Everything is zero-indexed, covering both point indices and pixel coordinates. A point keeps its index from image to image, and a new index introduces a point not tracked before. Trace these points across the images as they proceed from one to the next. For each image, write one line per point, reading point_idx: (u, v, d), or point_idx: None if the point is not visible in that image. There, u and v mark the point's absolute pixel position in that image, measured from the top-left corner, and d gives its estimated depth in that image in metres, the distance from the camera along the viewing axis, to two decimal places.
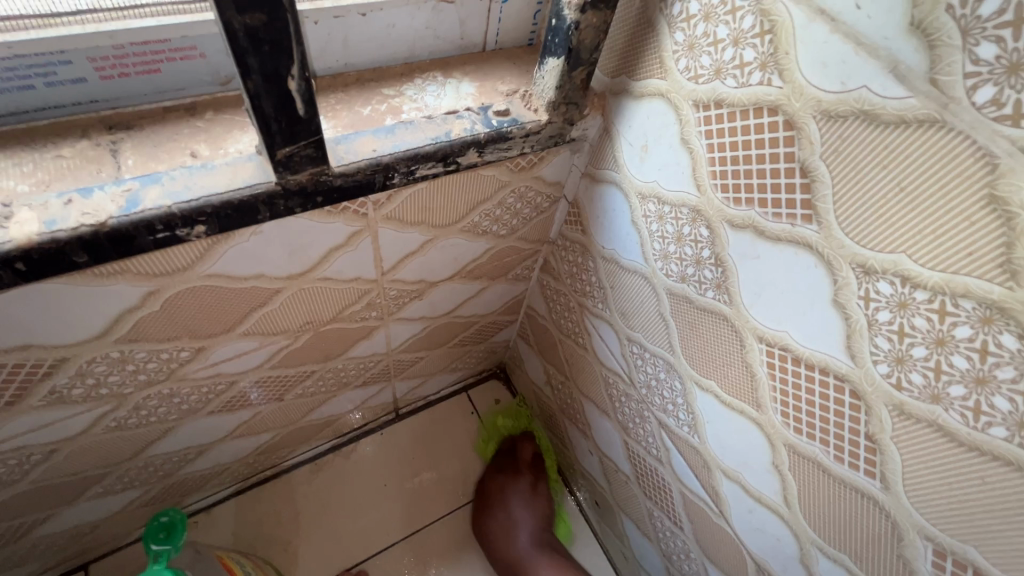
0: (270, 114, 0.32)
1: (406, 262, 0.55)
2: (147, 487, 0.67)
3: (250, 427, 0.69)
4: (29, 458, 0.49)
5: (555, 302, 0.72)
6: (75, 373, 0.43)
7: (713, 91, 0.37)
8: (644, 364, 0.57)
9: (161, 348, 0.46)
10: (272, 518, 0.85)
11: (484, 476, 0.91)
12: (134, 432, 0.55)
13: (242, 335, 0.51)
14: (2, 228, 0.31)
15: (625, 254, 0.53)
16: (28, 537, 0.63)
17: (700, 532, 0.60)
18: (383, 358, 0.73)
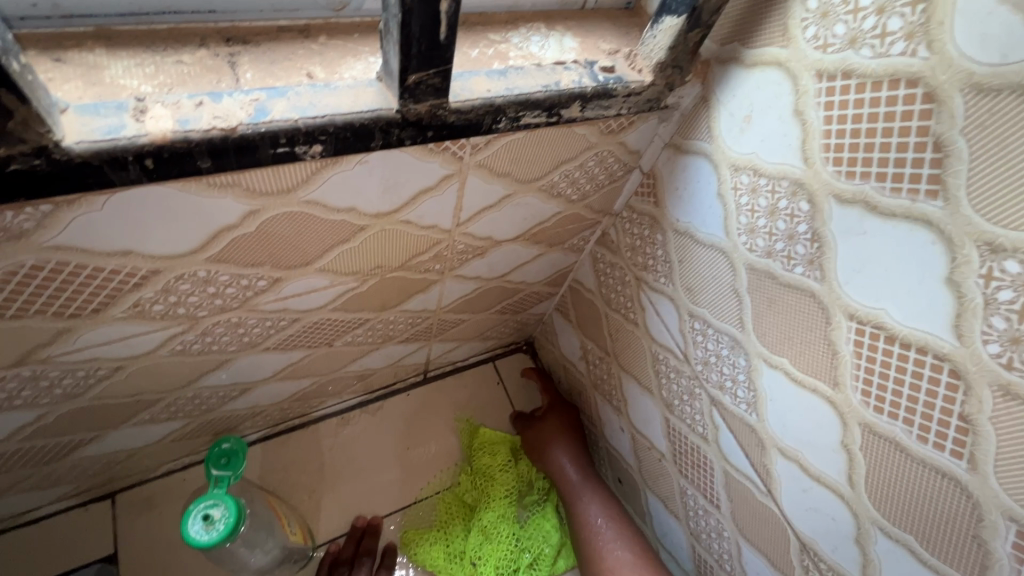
0: (415, 34, 0.31)
1: (481, 215, 0.55)
2: (188, 420, 0.67)
3: (295, 371, 0.69)
4: (96, 372, 0.49)
5: (607, 275, 0.72)
6: (162, 289, 0.43)
7: (843, 61, 0.36)
8: (705, 340, 0.57)
9: (243, 274, 0.46)
10: (298, 466, 0.86)
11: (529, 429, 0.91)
12: (194, 360, 0.55)
13: (317, 271, 0.50)
14: (136, 121, 0.31)
15: (703, 227, 0.53)
16: (70, 457, 0.63)
17: (738, 511, 0.61)
18: (431, 315, 0.73)
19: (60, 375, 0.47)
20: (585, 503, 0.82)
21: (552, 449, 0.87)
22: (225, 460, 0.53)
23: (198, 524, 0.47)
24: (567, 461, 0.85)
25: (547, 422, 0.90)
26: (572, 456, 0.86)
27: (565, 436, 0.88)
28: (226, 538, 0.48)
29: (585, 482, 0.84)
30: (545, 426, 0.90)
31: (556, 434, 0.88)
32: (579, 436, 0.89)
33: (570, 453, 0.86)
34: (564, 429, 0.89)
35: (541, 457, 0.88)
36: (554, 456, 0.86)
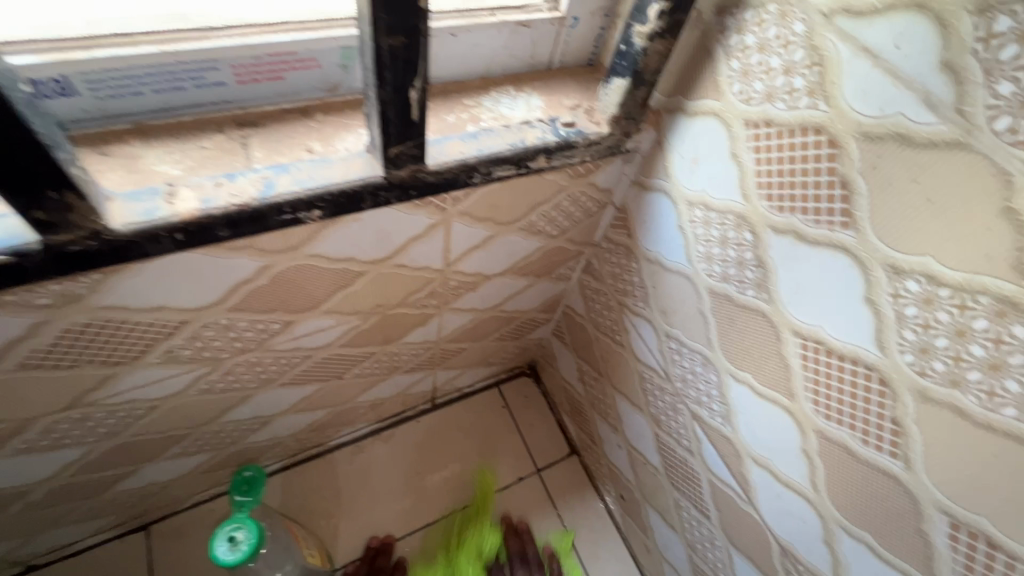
0: (392, 118, 0.38)
1: (469, 254, 0.61)
2: (214, 452, 0.73)
3: (309, 404, 0.75)
4: (134, 411, 0.55)
5: (594, 301, 0.77)
6: (190, 336, 0.49)
7: (764, 112, 0.42)
8: (681, 359, 0.62)
9: (259, 319, 0.52)
10: (316, 493, 0.91)
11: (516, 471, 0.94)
12: (220, 396, 0.61)
13: (324, 313, 0.57)
14: (168, 203, 0.38)
15: (670, 256, 0.58)
16: (110, 491, 0.69)
17: (726, 519, 0.64)
18: (433, 345, 0.78)
19: (104, 415, 0.54)
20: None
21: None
22: (245, 487, 0.60)
23: (224, 543, 0.53)
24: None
25: (517, 571, 0.85)
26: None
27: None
28: (248, 556, 0.53)
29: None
30: None
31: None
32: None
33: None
34: (530, 563, 0.86)
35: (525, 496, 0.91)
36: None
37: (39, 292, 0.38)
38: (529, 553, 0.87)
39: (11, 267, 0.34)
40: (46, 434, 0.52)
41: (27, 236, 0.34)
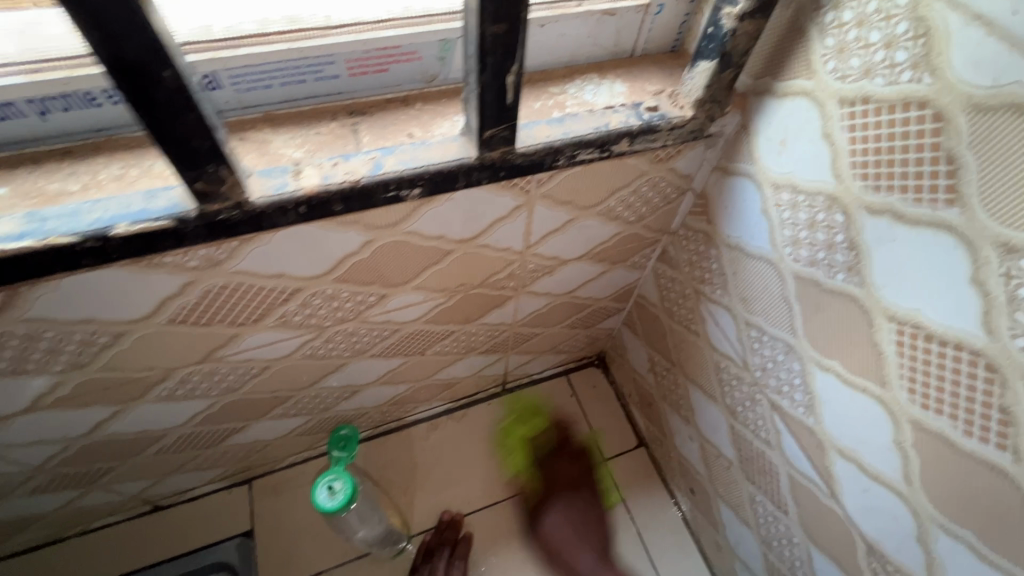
0: (489, 101, 0.41)
1: (549, 237, 0.64)
2: (310, 416, 0.81)
3: (394, 377, 0.81)
4: (251, 370, 0.63)
5: (669, 290, 0.77)
6: (301, 303, 0.55)
7: (860, 89, 0.41)
8: (761, 347, 0.61)
9: (359, 290, 0.57)
10: (394, 463, 0.97)
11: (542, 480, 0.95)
12: (320, 362, 0.68)
13: (414, 288, 0.61)
14: (295, 179, 0.43)
15: (752, 241, 0.58)
16: (224, 444, 0.78)
17: (805, 515, 0.62)
18: (508, 328, 0.81)
19: (227, 371, 0.61)
20: (579, 563, 0.88)
21: (546, 517, 0.92)
22: (342, 442, 0.66)
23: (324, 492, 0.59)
24: (552, 518, 0.92)
25: (558, 456, 0.99)
26: (557, 513, 0.92)
27: (575, 474, 0.96)
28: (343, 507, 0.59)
29: (580, 547, 0.90)
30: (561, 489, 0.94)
31: (556, 459, 0.98)
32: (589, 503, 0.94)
33: (557, 493, 0.94)
34: (569, 454, 0.99)
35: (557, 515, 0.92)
36: (543, 517, 0.92)
37: (190, 255, 0.44)
38: (572, 449, 1.00)
39: (173, 232, 0.41)
40: (181, 385, 0.60)
41: (186, 206, 0.40)
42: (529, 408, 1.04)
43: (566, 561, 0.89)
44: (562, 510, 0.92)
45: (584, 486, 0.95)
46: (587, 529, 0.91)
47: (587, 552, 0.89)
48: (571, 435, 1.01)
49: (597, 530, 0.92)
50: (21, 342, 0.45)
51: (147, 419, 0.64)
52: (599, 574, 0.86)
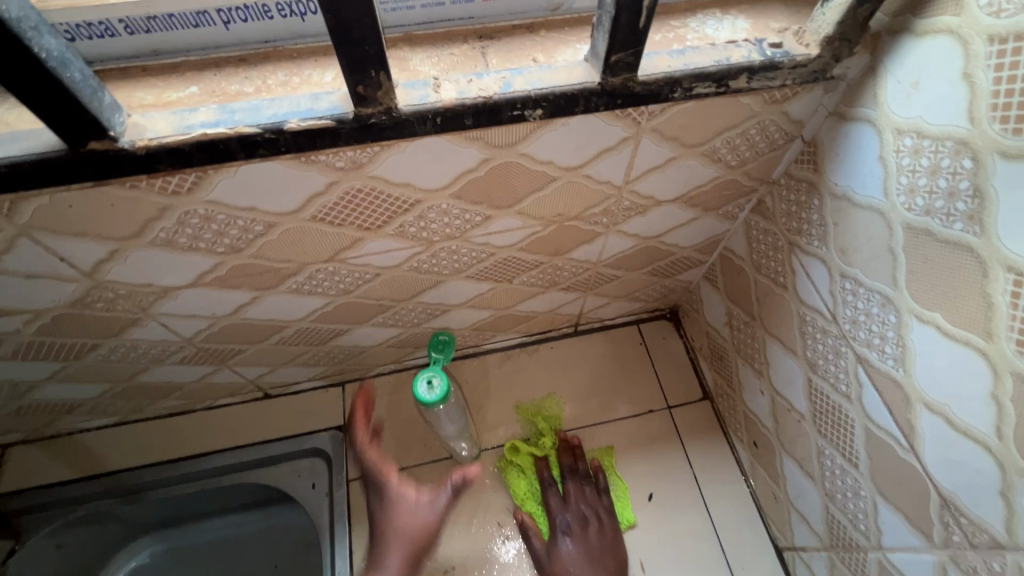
0: (622, 24, 0.43)
1: (649, 174, 0.65)
2: (403, 329, 0.89)
3: (480, 302, 0.87)
4: (365, 275, 0.71)
5: (759, 242, 0.77)
6: (419, 214, 0.61)
7: (1015, 24, 0.40)
8: (855, 299, 0.61)
9: (469, 208, 0.63)
10: (469, 386, 1.05)
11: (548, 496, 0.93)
12: (422, 276, 0.74)
13: (516, 213, 0.66)
14: (435, 93, 0.48)
15: (861, 190, 0.57)
16: (330, 345, 0.88)
17: (877, 469, 0.63)
18: (592, 266, 0.85)
19: (346, 273, 0.69)
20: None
21: (558, 547, 0.88)
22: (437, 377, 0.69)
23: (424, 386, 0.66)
24: (567, 546, 0.87)
25: (570, 479, 0.94)
26: (573, 540, 0.88)
27: (592, 502, 0.91)
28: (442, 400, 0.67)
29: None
30: (565, 507, 0.91)
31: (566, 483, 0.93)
32: (602, 529, 0.90)
33: (572, 516, 0.90)
34: (580, 475, 0.94)
35: (560, 533, 0.89)
36: (556, 547, 0.88)
37: (340, 156, 0.50)
38: (580, 468, 0.95)
39: (331, 132, 0.47)
40: (308, 281, 0.68)
41: (345, 110, 0.46)
42: (549, 417, 1.01)
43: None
44: (579, 539, 0.88)
45: (597, 509, 0.91)
46: (602, 556, 0.87)
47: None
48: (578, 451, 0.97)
49: (617, 572, 0.86)
50: (200, 221, 0.54)
51: (275, 310, 0.73)
52: None
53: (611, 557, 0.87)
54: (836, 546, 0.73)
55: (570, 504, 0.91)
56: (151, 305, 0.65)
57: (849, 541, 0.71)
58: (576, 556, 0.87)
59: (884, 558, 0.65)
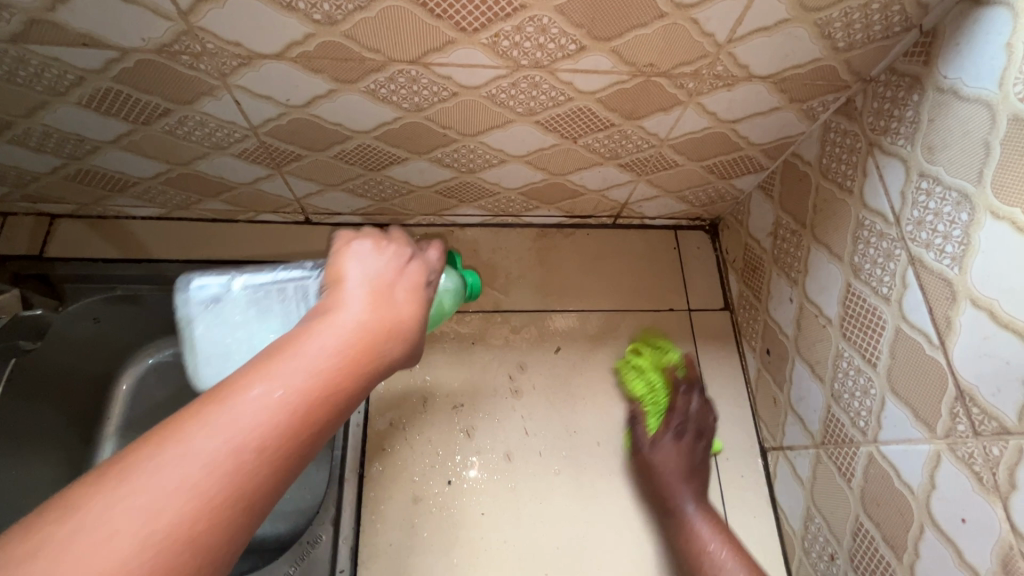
0: None
1: (754, 37, 0.63)
2: (456, 174, 0.89)
3: (538, 160, 0.86)
4: (441, 92, 0.70)
5: (834, 145, 0.76)
6: (516, 25, 0.60)
7: None
8: (928, 199, 0.61)
9: (567, 32, 0.61)
10: (501, 252, 1.06)
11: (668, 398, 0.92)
12: (495, 109, 0.73)
13: (610, 52, 0.64)
14: None
15: (972, 83, 0.56)
16: (382, 173, 0.88)
17: (897, 367, 0.66)
18: (657, 144, 0.83)
19: (425, 84, 0.68)
20: (677, 498, 0.83)
21: (663, 439, 0.88)
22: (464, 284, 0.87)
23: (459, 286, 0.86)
24: (673, 443, 0.87)
25: (695, 393, 0.93)
26: (677, 442, 0.87)
27: (708, 425, 0.90)
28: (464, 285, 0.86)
29: (682, 482, 0.84)
30: (683, 416, 0.90)
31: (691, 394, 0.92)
32: (707, 448, 0.89)
33: (686, 425, 0.89)
34: (705, 398, 0.93)
35: (671, 431, 0.88)
36: (659, 441, 0.88)
37: None
38: (705, 394, 0.94)
39: None
40: (387, 83, 0.68)
41: None
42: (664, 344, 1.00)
43: (661, 488, 0.85)
44: (686, 445, 0.87)
45: (708, 431, 0.90)
46: (697, 470, 0.86)
47: (692, 493, 0.83)
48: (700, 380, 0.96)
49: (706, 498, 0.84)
50: None
51: (343, 113, 0.73)
52: (703, 515, 0.81)
53: (706, 476, 0.87)
54: (828, 443, 0.78)
55: (687, 410, 0.91)
56: (232, 73, 0.65)
57: (843, 437, 0.75)
58: (683, 459, 0.86)
59: (876, 451, 0.69)
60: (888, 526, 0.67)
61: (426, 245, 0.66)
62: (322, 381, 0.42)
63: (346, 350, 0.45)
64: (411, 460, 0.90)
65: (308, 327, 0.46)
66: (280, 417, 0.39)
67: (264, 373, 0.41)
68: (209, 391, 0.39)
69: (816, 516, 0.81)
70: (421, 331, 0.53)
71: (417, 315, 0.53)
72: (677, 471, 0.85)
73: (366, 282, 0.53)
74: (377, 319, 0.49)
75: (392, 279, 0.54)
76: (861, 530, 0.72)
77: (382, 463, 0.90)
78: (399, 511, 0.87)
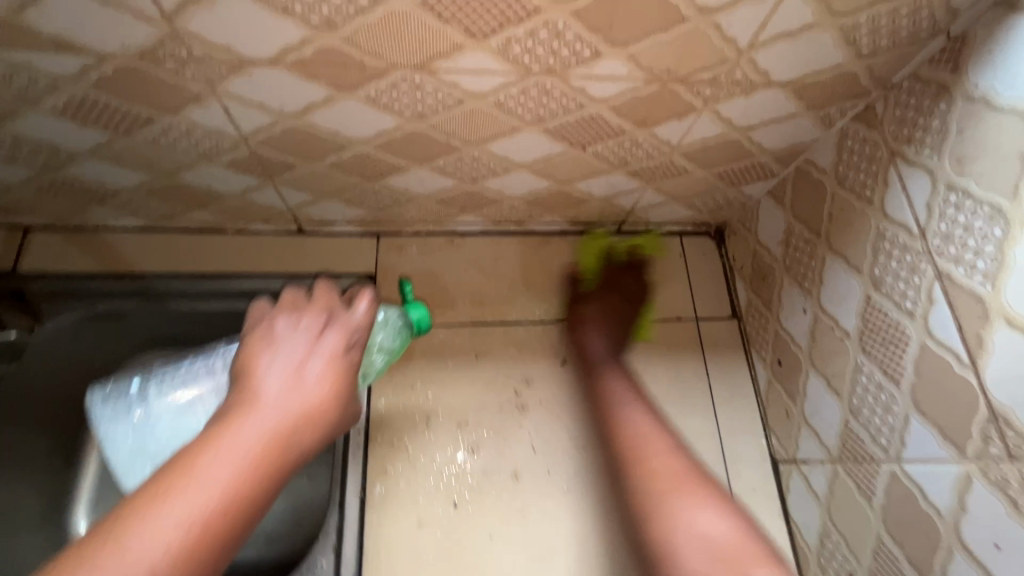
0: None
1: (776, 43, 0.60)
2: (458, 182, 0.85)
3: (544, 168, 0.83)
4: (446, 99, 0.66)
5: (851, 153, 0.74)
6: (529, 30, 0.56)
7: None
8: (957, 213, 0.59)
9: (583, 37, 0.57)
10: (503, 261, 1.03)
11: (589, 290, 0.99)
12: (502, 117, 0.70)
13: (626, 58, 0.61)
14: None
15: (1006, 93, 0.53)
16: (381, 182, 0.84)
17: (923, 385, 0.64)
18: (668, 151, 0.80)
19: (430, 91, 0.64)
20: (589, 350, 0.91)
21: (584, 309, 0.95)
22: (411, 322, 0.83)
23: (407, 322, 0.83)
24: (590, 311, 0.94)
25: (610, 271, 1.02)
26: (597, 334, 0.93)
27: (626, 298, 0.98)
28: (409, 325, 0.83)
29: (597, 338, 0.92)
30: (607, 296, 0.97)
31: (610, 270, 1.01)
32: (622, 319, 0.96)
33: (591, 313, 0.95)
34: (626, 273, 1.02)
35: (594, 309, 0.95)
36: (588, 338, 0.93)
37: None
38: (628, 270, 1.02)
39: None
40: (389, 90, 0.63)
41: None
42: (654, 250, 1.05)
43: (598, 386, 0.87)
44: (605, 314, 0.95)
45: (628, 304, 0.98)
46: (617, 328, 0.95)
47: (600, 344, 0.92)
48: (636, 281, 1.02)
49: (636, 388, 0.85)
50: None
51: (340, 121, 0.68)
52: (617, 390, 0.83)
53: (620, 346, 0.93)
54: (846, 459, 0.77)
55: (601, 290, 0.98)
56: (222, 79, 0.61)
57: (863, 454, 0.73)
58: (594, 331, 0.93)
59: (898, 469, 0.68)
60: (912, 546, 0.66)
61: (358, 296, 0.69)
62: (227, 490, 0.49)
63: (255, 448, 0.52)
64: (415, 482, 0.87)
65: (217, 431, 0.53)
66: (183, 534, 0.45)
67: (169, 492, 0.47)
68: (118, 511, 0.46)
69: (833, 532, 0.80)
70: (340, 405, 0.60)
71: (335, 389, 0.60)
72: (596, 350, 0.91)
73: (278, 371, 0.59)
74: (285, 410, 0.56)
75: (304, 361, 0.61)
76: (883, 549, 0.71)
77: (385, 485, 0.86)
78: (404, 535, 0.84)
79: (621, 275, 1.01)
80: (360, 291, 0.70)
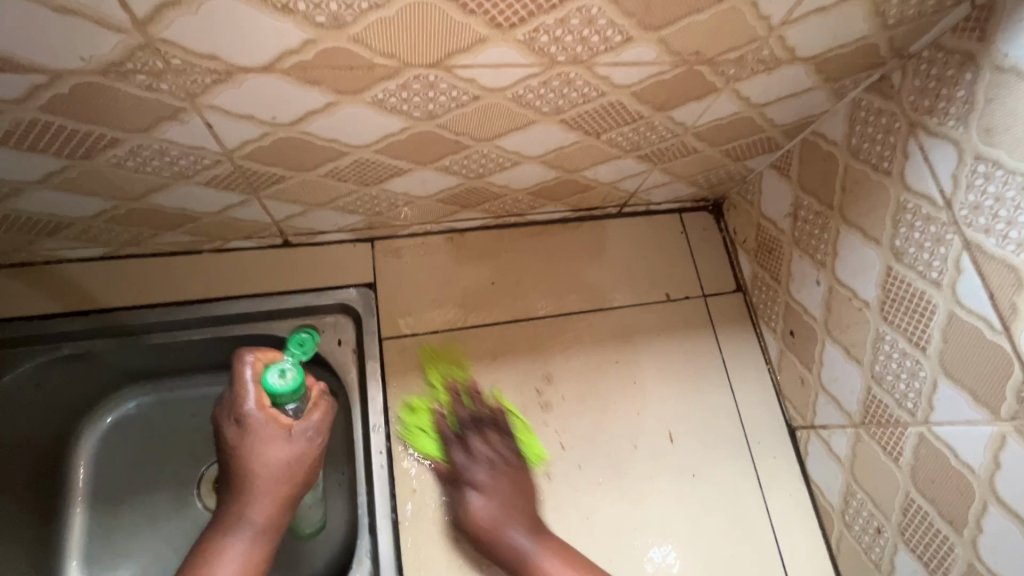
0: None
1: (808, 18, 0.58)
2: (463, 179, 0.80)
3: (554, 159, 0.78)
4: (462, 97, 0.60)
5: (865, 125, 0.73)
6: (561, 18, 0.51)
7: None
8: (986, 183, 0.60)
9: (616, 23, 0.53)
10: (506, 255, 0.98)
11: (462, 438, 0.87)
12: (519, 110, 0.64)
13: (656, 42, 0.57)
14: None
15: None
16: (379, 187, 0.77)
17: (952, 352, 0.66)
18: (681, 133, 0.78)
19: (444, 90, 0.58)
20: (510, 542, 0.78)
21: (471, 467, 0.84)
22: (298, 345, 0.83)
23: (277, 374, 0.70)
24: (477, 500, 0.81)
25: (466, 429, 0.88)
26: (484, 496, 0.82)
27: (496, 452, 0.85)
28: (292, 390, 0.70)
29: (510, 520, 0.79)
30: (483, 451, 0.86)
31: (468, 435, 0.87)
32: (519, 485, 0.83)
33: (479, 469, 0.84)
34: (484, 429, 0.88)
35: (470, 493, 0.82)
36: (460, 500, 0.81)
37: None
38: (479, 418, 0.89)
39: None
40: (399, 90, 0.57)
41: None
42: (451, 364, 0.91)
43: (497, 548, 0.78)
44: (489, 493, 0.82)
45: (507, 455, 0.85)
46: (525, 498, 0.82)
47: (519, 530, 0.79)
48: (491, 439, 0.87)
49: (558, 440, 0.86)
50: None
51: (340, 128, 0.61)
52: (538, 552, 0.76)
53: (524, 506, 0.81)
54: (869, 423, 0.79)
55: (485, 493, 0.82)
56: (204, 91, 0.52)
57: (887, 418, 0.76)
58: (478, 523, 0.79)
59: (926, 431, 0.71)
60: (944, 503, 0.69)
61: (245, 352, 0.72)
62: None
63: (268, 518, 0.68)
64: (445, 496, 0.83)
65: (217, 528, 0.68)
66: None
67: None
68: None
69: (858, 492, 0.83)
70: (295, 455, 0.71)
71: (288, 446, 0.70)
72: (478, 520, 0.80)
73: (242, 457, 0.69)
74: (277, 485, 0.69)
75: (260, 446, 0.69)
76: (912, 506, 0.74)
77: (416, 502, 0.83)
78: (442, 552, 0.81)
79: (474, 450, 0.86)
80: (239, 357, 0.71)
